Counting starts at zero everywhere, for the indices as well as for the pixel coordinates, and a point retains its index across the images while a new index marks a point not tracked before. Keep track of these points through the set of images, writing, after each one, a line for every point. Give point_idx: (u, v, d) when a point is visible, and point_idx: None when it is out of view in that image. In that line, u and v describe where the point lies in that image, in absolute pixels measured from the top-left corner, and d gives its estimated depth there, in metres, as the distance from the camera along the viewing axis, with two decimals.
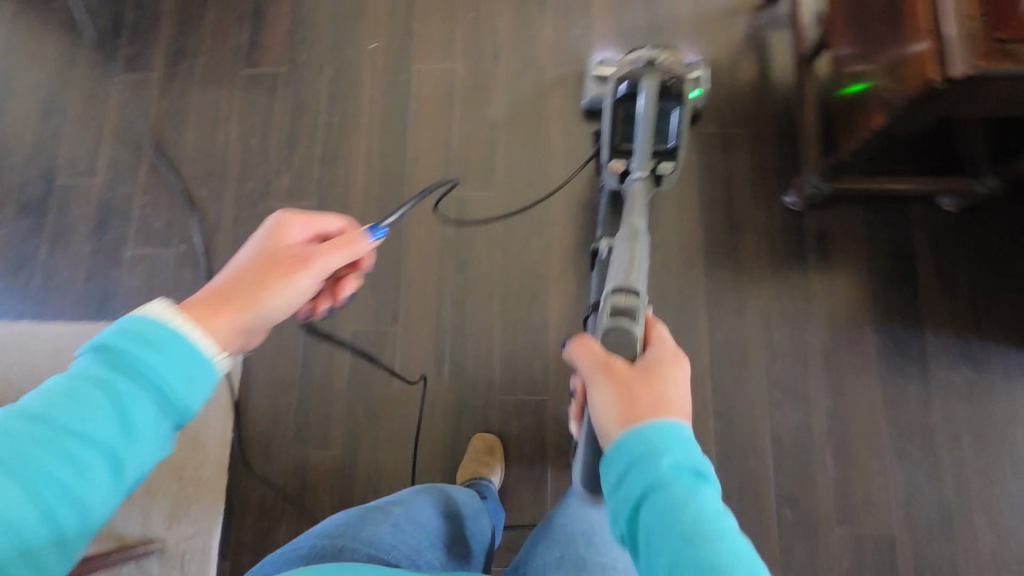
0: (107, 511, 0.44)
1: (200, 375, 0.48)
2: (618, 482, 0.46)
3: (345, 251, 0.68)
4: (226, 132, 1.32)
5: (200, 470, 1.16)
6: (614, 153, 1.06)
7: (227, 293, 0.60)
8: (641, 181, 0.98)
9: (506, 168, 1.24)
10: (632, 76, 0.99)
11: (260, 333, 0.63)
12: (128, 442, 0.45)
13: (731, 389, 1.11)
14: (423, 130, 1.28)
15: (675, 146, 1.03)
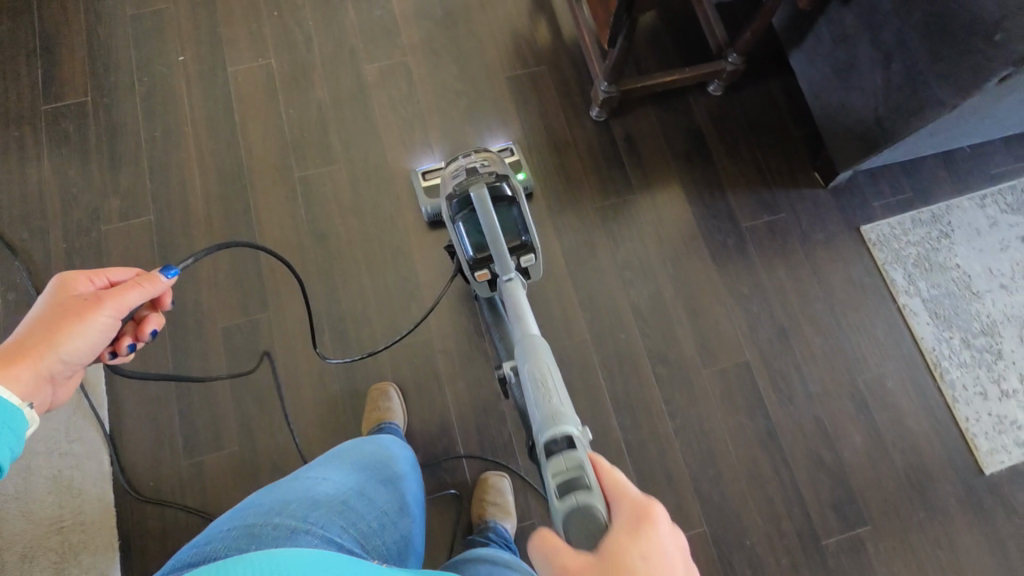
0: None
1: (11, 426, 0.60)
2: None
3: (127, 293, 0.70)
4: (38, 170, 1.25)
5: (80, 516, 1.06)
6: (475, 262, 0.96)
7: (19, 349, 0.66)
8: (514, 280, 0.90)
9: (342, 142, 1.30)
10: (459, 191, 0.95)
11: (66, 373, 0.71)
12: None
13: (590, 281, 1.23)
14: (252, 125, 1.31)
15: (529, 238, 0.93)
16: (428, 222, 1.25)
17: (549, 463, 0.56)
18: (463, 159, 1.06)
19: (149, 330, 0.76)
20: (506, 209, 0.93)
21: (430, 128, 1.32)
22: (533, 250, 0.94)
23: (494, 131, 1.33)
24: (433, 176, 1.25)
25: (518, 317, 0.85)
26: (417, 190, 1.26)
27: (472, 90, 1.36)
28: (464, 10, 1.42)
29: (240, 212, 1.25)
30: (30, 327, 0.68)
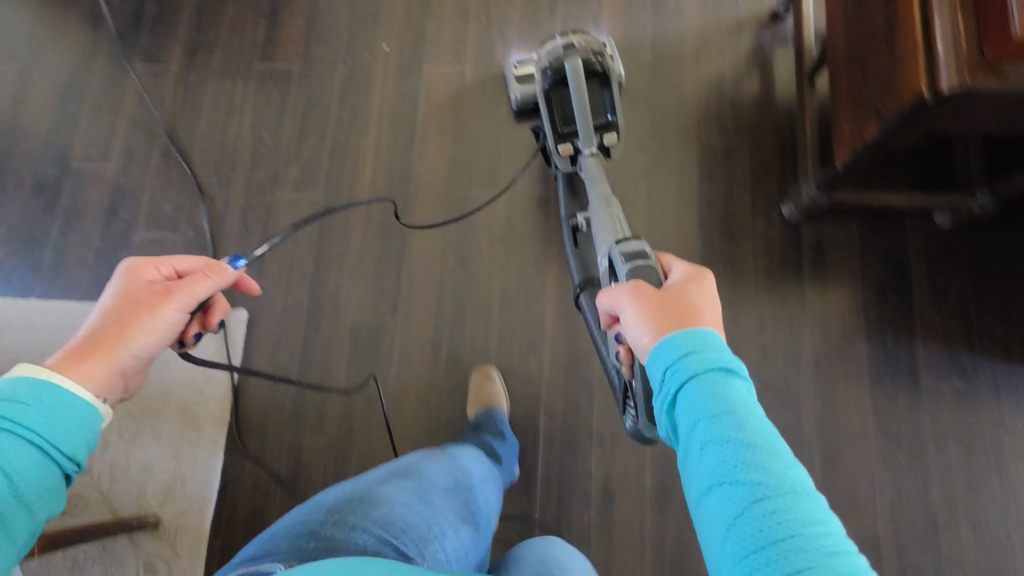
0: (8, 561, 0.50)
1: (82, 425, 0.55)
2: (665, 387, 0.51)
3: (196, 285, 0.73)
4: (239, 123, 1.35)
5: (195, 450, 1.17)
6: (559, 136, 1.09)
7: (93, 340, 0.66)
8: (595, 155, 1.06)
9: (510, 168, 1.27)
10: (555, 64, 1.05)
11: (138, 369, 0.69)
12: (25, 493, 0.51)
13: None
14: (431, 128, 1.31)
15: (614, 119, 1.06)
16: (513, 110, 1.29)
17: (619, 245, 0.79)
18: (558, 40, 1.12)
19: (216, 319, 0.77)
20: (596, 91, 1.07)
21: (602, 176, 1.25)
22: (616, 130, 1.06)
23: (667, 197, 1.23)
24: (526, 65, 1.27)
25: (594, 181, 1.02)
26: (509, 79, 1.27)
27: (657, 146, 1.26)
28: (674, 57, 1.32)
29: (397, 211, 1.27)
30: (104, 320, 0.68)
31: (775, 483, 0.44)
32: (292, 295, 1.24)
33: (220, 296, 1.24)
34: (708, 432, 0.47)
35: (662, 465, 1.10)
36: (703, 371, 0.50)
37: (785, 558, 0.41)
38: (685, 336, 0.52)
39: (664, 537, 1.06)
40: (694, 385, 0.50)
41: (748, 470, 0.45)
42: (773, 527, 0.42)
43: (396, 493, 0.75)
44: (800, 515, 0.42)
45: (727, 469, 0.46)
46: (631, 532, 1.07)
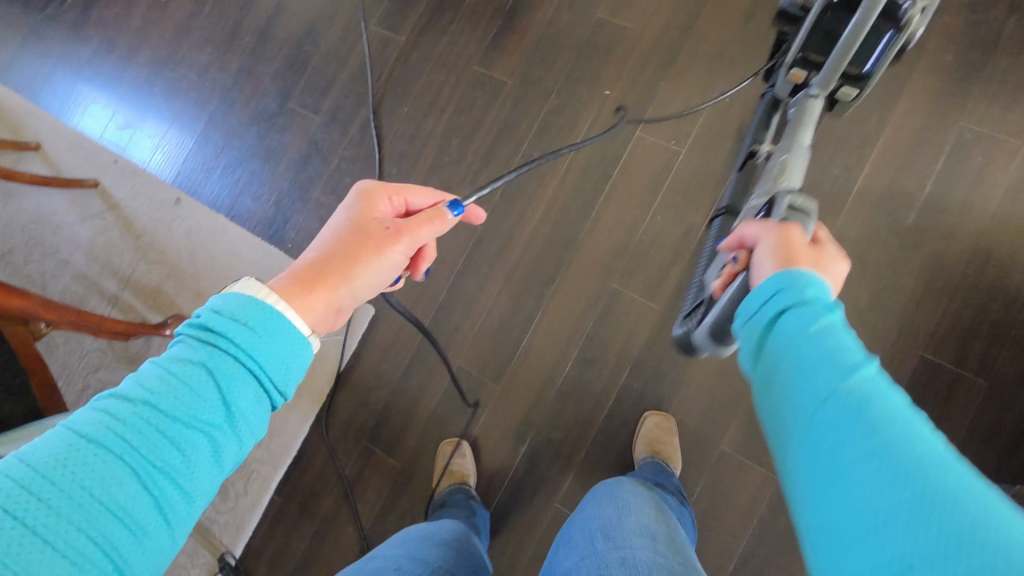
0: (212, 475, 0.49)
1: (294, 360, 0.54)
2: (768, 307, 0.53)
3: (420, 228, 0.75)
4: (436, 120, 1.33)
5: (288, 413, 1.28)
6: (792, 62, 0.93)
7: (322, 266, 0.70)
8: (815, 104, 0.93)
9: (678, 284, 1.12)
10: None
11: (349, 307, 0.73)
12: (229, 433, 0.50)
13: None
14: (614, 203, 1.18)
15: (871, 72, 0.87)
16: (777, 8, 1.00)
17: (786, 195, 0.76)
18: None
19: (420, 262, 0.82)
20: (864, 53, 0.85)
21: None
22: (862, 86, 0.89)
23: None
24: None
25: (800, 127, 0.93)
26: None
27: (864, 336, 1.02)
28: (944, 236, 1.02)
29: (542, 278, 1.19)
30: (336, 245, 0.73)
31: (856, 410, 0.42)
32: (415, 315, 1.25)
33: None
34: (801, 342, 0.48)
35: None
36: (809, 303, 0.50)
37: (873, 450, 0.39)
38: (795, 275, 0.53)
39: None
40: (789, 320, 0.50)
41: (829, 379, 0.44)
42: (837, 423, 0.42)
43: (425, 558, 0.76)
44: (908, 438, 0.39)
45: (813, 371, 0.45)
46: None
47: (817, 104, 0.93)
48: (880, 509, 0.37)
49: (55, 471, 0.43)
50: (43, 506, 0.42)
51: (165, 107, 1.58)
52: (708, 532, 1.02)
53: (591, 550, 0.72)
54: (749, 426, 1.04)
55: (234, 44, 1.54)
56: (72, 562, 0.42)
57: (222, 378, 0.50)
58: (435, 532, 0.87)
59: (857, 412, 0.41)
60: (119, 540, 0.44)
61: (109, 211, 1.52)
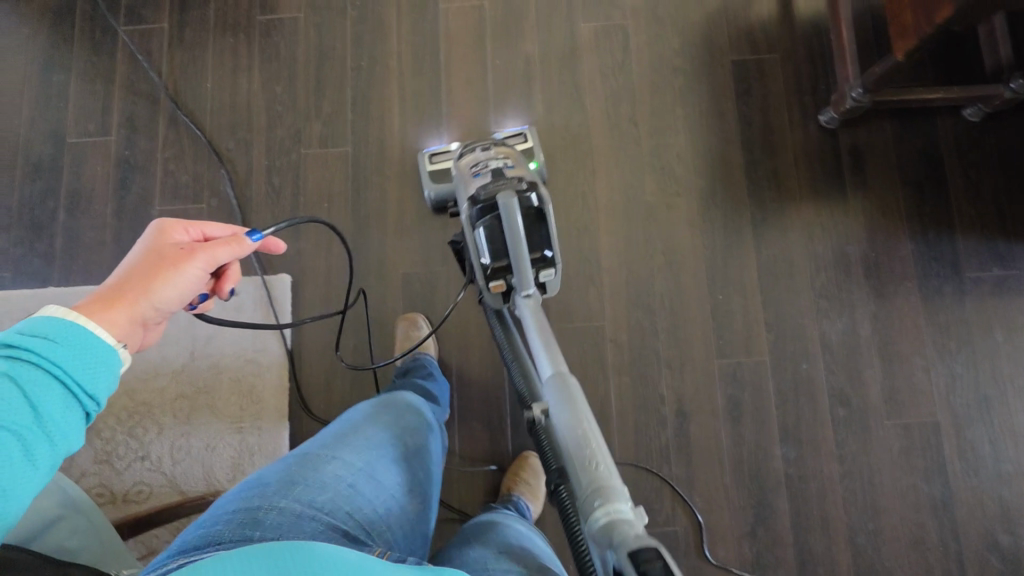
0: (33, 480, 0.48)
1: (103, 368, 0.53)
2: None
3: (229, 247, 0.71)
4: (248, 80, 1.27)
5: (258, 421, 1.13)
6: (492, 271, 0.90)
7: (114, 291, 0.64)
8: (532, 297, 0.88)
9: (544, 102, 1.24)
10: (485, 199, 0.86)
11: (156, 322, 0.68)
12: (40, 437, 0.49)
13: (779, 301, 1.15)
14: (456, 68, 1.26)
15: (553, 255, 0.90)
16: (431, 207, 1.17)
17: None
18: (481, 155, 0.99)
19: (228, 286, 0.76)
20: (532, 221, 0.87)
21: (639, 102, 1.24)
22: (554, 266, 0.91)
23: (706, 117, 1.23)
24: (442, 159, 1.16)
25: (535, 329, 0.84)
26: (422, 174, 1.15)
27: (691, 67, 1.25)
28: None
29: None
30: (131, 270, 0.67)
31: None
32: (336, 256, 1.20)
33: (260, 264, 1.19)
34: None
35: (730, 377, 1.13)
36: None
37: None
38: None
39: (741, 446, 1.10)
40: None
41: None
42: None
43: (384, 479, 0.75)
44: None
45: None
46: (711, 447, 1.10)
47: (535, 299, 0.88)
48: None
49: None
50: None
51: None
52: (677, 264, 1.17)
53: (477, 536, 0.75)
54: (658, 173, 1.21)
55: None
56: None
57: (30, 386, 0.49)
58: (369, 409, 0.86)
59: None
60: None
61: None
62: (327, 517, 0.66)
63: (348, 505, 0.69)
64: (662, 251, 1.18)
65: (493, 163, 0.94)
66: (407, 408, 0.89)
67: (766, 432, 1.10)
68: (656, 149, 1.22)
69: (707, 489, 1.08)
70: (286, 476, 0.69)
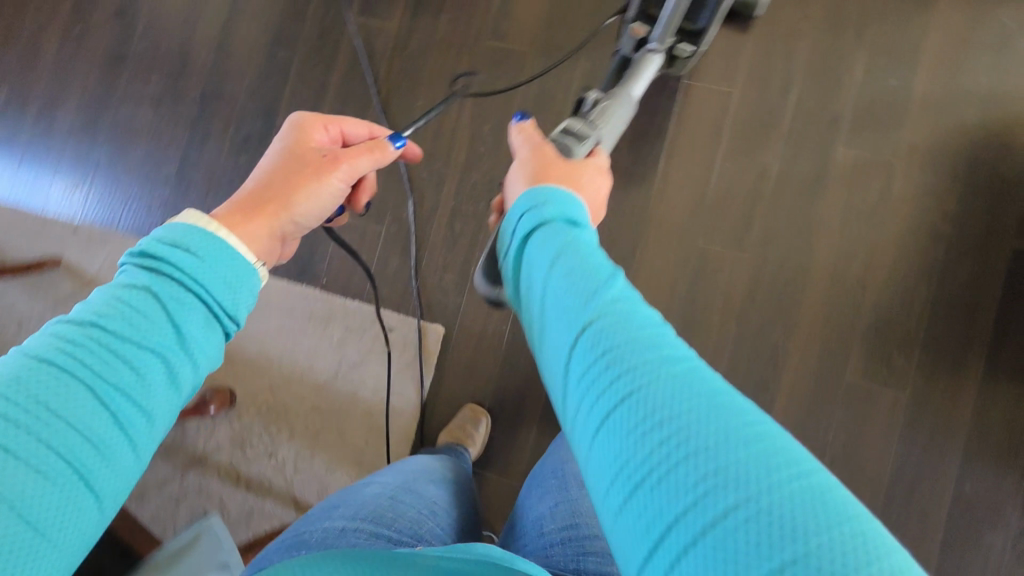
0: (174, 405, 0.49)
1: (241, 280, 0.52)
2: (522, 227, 0.55)
3: (367, 156, 0.72)
4: (458, 110, 1.20)
5: (378, 460, 1.16)
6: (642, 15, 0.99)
7: (260, 196, 0.66)
8: (655, 54, 1.00)
9: (766, 228, 1.08)
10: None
11: (295, 233, 0.70)
12: (181, 354, 0.48)
13: (965, 552, 0.98)
14: (678, 160, 1.12)
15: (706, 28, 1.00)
16: None
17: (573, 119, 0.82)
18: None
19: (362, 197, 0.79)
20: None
21: (878, 262, 1.05)
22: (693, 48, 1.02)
23: (955, 304, 1.02)
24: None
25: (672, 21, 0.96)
26: None
27: (957, 238, 1.04)
28: (1007, 126, 1.05)
29: (621, 255, 1.12)
30: (279, 171, 0.69)
31: (591, 297, 0.46)
32: (493, 323, 1.16)
33: (419, 307, 1.18)
34: (554, 258, 0.50)
35: None
36: (551, 217, 0.54)
37: (632, 356, 0.42)
38: (540, 191, 0.56)
39: None
40: (547, 233, 0.53)
41: (584, 287, 0.47)
42: (611, 336, 0.43)
43: (424, 494, 0.74)
44: (642, 355, 0.42)
45: (571, 300, 0.46)
46: None
47: (657, 58, 1.00)
48: (612, 349, 0.43)
49: (13, 391, 0.41)
50: (10, 424, 0.40)
51: (119, 155, 1.34)
52: (856, 464, 1.02)
53: (564, 496, 0.69)
54: (873, 352, 1.03)
55: (188, 66, 1.32)
56: (44, 475, 0.40)
57: (171, 303, 0.48)
58: (421, 462, 0.87)
59: (602, 341, 0.43)
60: (89, 461, 0.42)
61: (84, 289, 1.29)
62: (369, 525, 0.66)
63: (391, 513, 0.69)
64: (844, 442, 1.03)
65: None
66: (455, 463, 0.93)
67: None
68: (879, 324, 1.04)
69: None
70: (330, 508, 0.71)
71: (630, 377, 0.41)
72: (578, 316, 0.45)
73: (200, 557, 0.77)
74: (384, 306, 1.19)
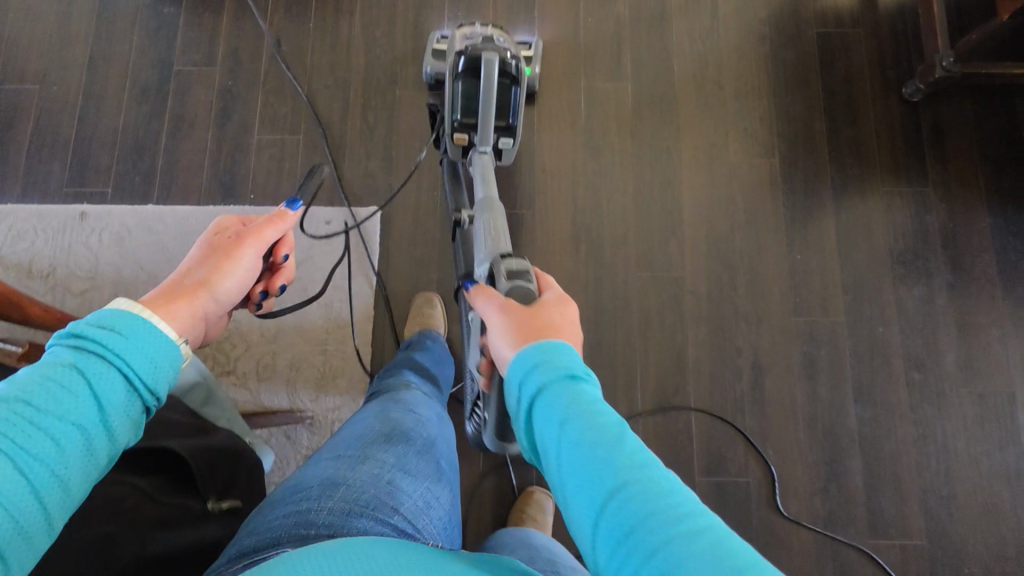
0: (87, 482, 0.44)
1: (165, 361, 0.49)
2: (521, 401, 0.50)
3: (276, 224, 0.72)
4: (349, 24, 1.32)
5: (344, 345, 1.17)
6: (459, 125, 1.03)
7: (179, 281, 0.62)
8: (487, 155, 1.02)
9: (634, 61, 1.28)
10: (471, 53, 0.96)
11: (216, 315, 0.66)
12: (101, 429, 0.45)
13: (857, 267, 1.17)
14: (549, 24, 1.31)
15: (514, 124, 1.04)
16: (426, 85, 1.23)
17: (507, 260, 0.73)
18: (479, 28, 1.04)
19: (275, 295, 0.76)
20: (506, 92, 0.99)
21: (725, 66, 1.28)
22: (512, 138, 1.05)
23: (789, 84, 1.27)
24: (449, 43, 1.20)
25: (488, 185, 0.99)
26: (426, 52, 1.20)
27: (776, 37, 1.29)
28: None
29: (523, 109, 1.27)
30: (195, 266, 0.65)
31: (607, 481, 0.43)
32: (425, 195, 1.25)
33: (353, 196, 1.24)
34: (561, 423, 0.46)
35: (805, 335, 1.14)
36: (548, 382, 0.48)
37: (658, 537, 0.39)
38: (531, 352, 0.51)
39: (816, 402, 1.11)
40: (546, 396, 0.48)
41: (601, 470, 0.43)
42: (633, 527, 0.40)
43: (420, 470, 0.66)
44: (665, 529, 0.39)
45: (590, 488, 0.43)
46: (785, 400, 1.11)
47: (489, 158, 1.03)
48: (639, 525, 0.40)
49: None
50: None
51: (6, 133, 1.30)
52: (757, 223, 1.20)
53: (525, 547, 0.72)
54: (743, 135, 1.24)
55: (70, 38, 1.34)
56: None
57: (95, 378, 0.45)
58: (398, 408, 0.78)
59: (618, 532, 0.40)
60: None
61: None
62: (374, 512, 0.57)
63: (393, 499, 0.60)
64: (742, 209, 1.21)
65: (485, 30, 1.02)
66: (432, 408, 0.84)
67: (841, 392, 1.11)
68: (741, 112, 1.25)
69: (780, 440, 1.09)
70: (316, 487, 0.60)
71: (655, 560, 0.38)
72: (597, 491, 0.42)
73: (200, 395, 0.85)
74: (316, 205, 1.24)
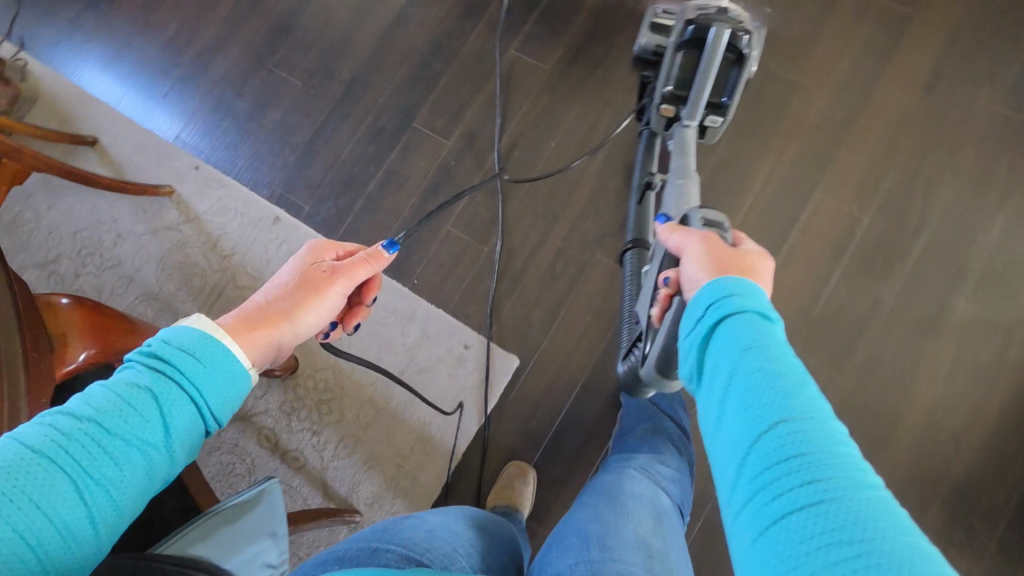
0: (141, 499, 0.50)
1: (228, 386, 0.55)
2: (701, 323, 0.57)
3: (368, 266, 0.77)
4: (588, 161, 1.24)
5: (420, 470, 1.14)
6: (668, 97, 1.06)
7: (264, 311, 0.68)
8: (691, 130, 1.05)
9: (867, 358, 1.07)
10: (701, 24, 0.96)
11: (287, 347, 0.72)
12: (163, 449, 0.51)
13: None
14: (793, 267, 1.12)
15: (727, 104, 1.03)
16: (636, 53, 1.28)
17: (699, 211, 0.78)
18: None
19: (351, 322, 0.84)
20: (726, 69, 1.00)
21: (976, 426, 1.02)
22: (722, 117, 1.05)
23: None
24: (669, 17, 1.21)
25: (683, 160, 1.02)
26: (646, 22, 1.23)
27: None
28: None
29: None
30: (282, 295, 0.71)
31: (794, 422, 0.46)
32: (568, 370, 1.16)
33: (502, 334, 1.18)
34: (736, 359, 0.52)
35: None
36: (745, 310, 0.54)
37: (800, 482, 0.43)
38: (726, 284, 0.57)
39: None
40: (730, 321, 0.54)
41: (775, 399, 0.48)
42: (757, 395, 0.48)
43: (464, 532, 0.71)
44: (826, 464, 0.43)
45: (755, 395, 0.49)
46: None
47: (691, 133, 1.06)
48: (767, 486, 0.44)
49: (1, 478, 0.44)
50: None
51: (258, 111, 1.40)
52: None
53: None
54: (952, 516, 1.00)
55: (346, 52, 1.40)
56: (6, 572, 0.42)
57: (164, 401, 0.51)
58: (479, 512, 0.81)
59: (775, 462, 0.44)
60: (51, 551, 0.45)
61: (186, 224, 1.33)
62: (403, 548, 0.65)
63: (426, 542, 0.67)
64: None
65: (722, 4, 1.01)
66: (504, 527, 0.80)
67: None
68: (964, 488, 1.00)
69: None
70: (389, 523, 0.71)
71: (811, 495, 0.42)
72: (761, 422, 0.47)
73: (263, 516, 0.75)
74: (464, 323, 1.19)
